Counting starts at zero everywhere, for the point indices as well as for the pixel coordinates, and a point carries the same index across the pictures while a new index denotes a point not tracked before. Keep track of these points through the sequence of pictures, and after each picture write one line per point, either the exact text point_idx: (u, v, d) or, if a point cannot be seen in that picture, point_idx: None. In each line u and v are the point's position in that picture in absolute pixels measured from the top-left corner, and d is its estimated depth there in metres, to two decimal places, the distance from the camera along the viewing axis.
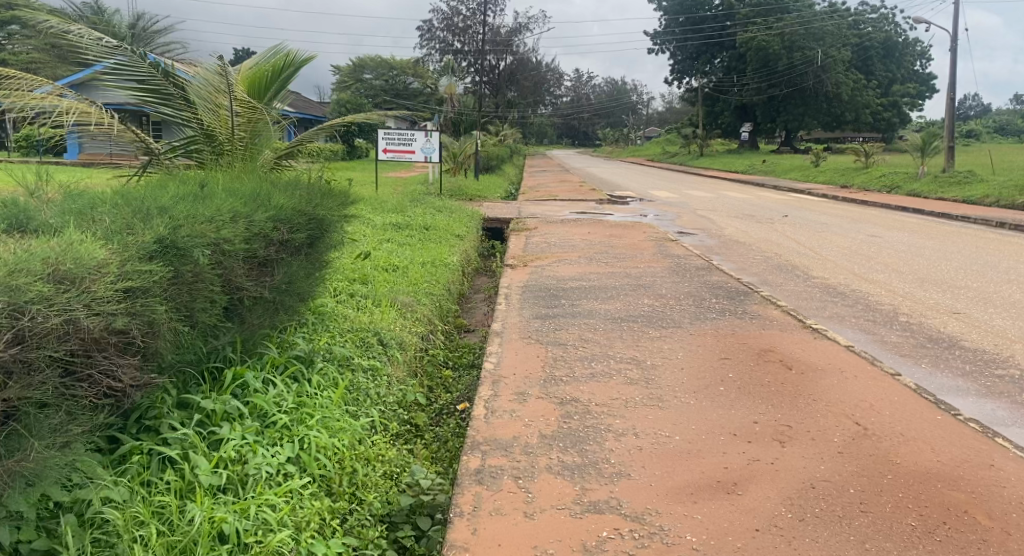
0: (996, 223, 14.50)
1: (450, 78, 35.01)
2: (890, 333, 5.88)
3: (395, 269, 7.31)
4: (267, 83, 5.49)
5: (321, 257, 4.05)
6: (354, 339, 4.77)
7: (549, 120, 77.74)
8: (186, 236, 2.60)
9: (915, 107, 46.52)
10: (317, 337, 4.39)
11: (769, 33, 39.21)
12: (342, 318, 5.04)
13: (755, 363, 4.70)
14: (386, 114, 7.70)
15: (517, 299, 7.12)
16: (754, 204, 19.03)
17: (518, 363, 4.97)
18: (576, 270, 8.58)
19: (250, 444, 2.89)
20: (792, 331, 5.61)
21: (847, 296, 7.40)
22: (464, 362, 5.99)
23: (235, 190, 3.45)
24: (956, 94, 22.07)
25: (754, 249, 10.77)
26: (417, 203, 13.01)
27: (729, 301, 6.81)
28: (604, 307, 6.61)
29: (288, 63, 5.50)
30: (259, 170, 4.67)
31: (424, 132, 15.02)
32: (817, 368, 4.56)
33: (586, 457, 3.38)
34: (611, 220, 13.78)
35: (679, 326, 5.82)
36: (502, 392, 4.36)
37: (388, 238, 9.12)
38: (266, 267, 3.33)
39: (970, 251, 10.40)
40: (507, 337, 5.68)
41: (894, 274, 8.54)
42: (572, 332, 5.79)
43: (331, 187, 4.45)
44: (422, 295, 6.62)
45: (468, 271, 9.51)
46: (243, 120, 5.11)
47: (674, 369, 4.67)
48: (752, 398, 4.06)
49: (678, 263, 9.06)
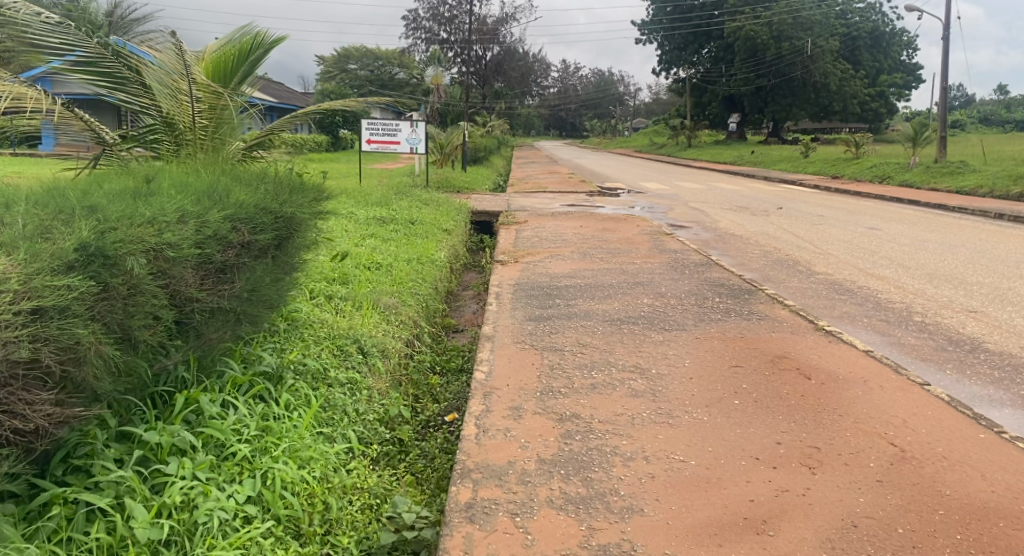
0: (994, 214, 14.22)
1: (435, 68, 34.44)
2: (907, 335, 5.54)
3: (377, 267, 6.88)
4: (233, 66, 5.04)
5: (292, 260, 3.61)
6: (331, 348, 4.36)
7: (536, 111, 77.14)
8: (118, 242, 2.18)
9: (903, 96, 46.42)
10: (288, 347, 3.96)
11: (757, 23, 38.88)
12: (317, 325, 4.61)
13: (768, 371, 4.32)
14: (374, 102, 7.24)
15: (508, 299, 6.72)
16: (746, 195, 18.67)
17: (512, 373, 4.56)
18: (569, 266, 8.18)
19: (203, 484, 2.47)
20: (804, 334, 5.25)
21: (855, 293, 7.04)
22: (452, 368, 5.61)
23: (189, 185, 3.01)
24: (947, 82, 21.80)
25: (753, 243, 10.42)
26: (402, 196, 12.54)
27: (733, 300, 6.42)
28: (602, 307, 6.22)
29: (257, 45, 5.03)
30: (224, 162, 4.25)
31: (409, 123, 14.57)
32: (837, 376, 4.19)
33: (592, 489, 2.99)
34: (603, 213, 13.38)
35: (683, 329, 5.45)
36: (495, 408, 3.95)
37: (372, 234, 8.67)
38: (224, 272, 2.90)
39: (974, 244, 10.07)
40: (499, 342, 5.28)
41: (900, 268, 8.20)
42: (570, 336, 5.38)
43: (303, 181, 4.02)
44: (406, 295, 6.21)
45: (456, 267, 9.10)
46: (204, 106, 4.70)
47: (683, 378, 4.28)
48: (769, 413, 3.69)
49: (675, 258, 8.68)
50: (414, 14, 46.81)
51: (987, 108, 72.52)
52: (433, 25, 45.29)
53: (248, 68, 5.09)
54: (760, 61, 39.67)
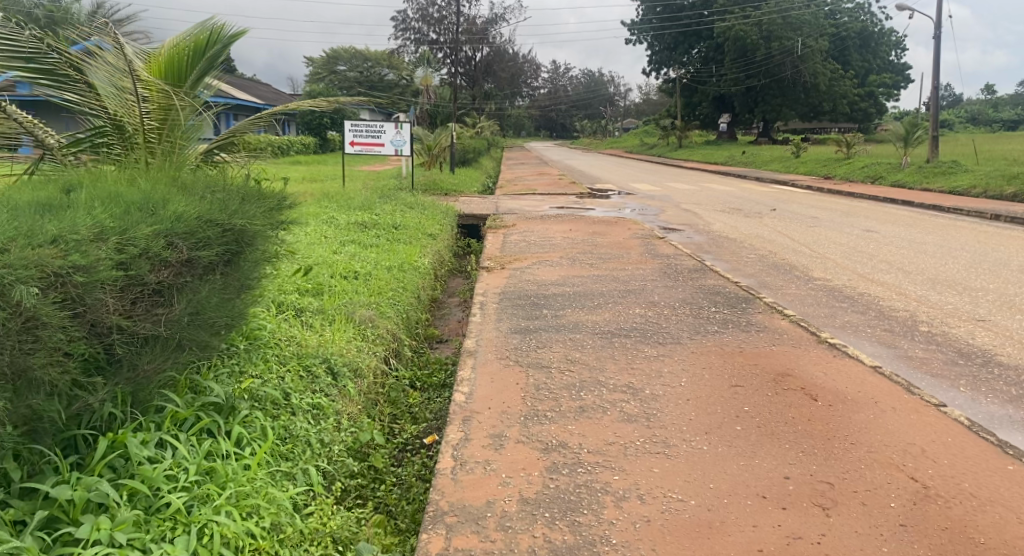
0: (991, 216, 13.97)
1: (424, 69, 34.17)
2: (914, 347, 5.24)
3: (355, 276, 6.53)
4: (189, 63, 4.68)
5: (247, 276, 3.26)
6: (297, 371, 4.02)
7: (527, 112, 76.90)
8: (5, 269, 1.97)
9: (893, 96, 46.35)
10: (245, 373, 3.62)
11: (746, 23, 38.69)
12: (284, 345, 4.27)
13: (770, 391, 4.01)
14: (356, 101, 6.90)
15: (493, 309, 6.38)
16: (738, 196, 18.38)
17: (494, 394, 4.21)
18: (558, 273, 7.84)
19: (118, 550, 2.18)
20: (806, 347, 4.93)
21: (856, 301, 6.73)
22: (433, 384, 5.30)
23: (119, 195, 2.67)
24: (939, 81, 21.59)
25: (747, 247, 10.12)
26: (386, 200, 12.19)
27: (730, 310, 6.09)
28: (591, 318, 5.89)
29: (215, 40, 4.68)
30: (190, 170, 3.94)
31: (394, 124, 14.21)
32: (845, 396, 3.86)
33: (579, 536, 2.66)
34: (592, 216, 13.08)
35: (678, 342, 5.13)
36: (475, 436, 3.61)
37: (352, 241, 8.30)
38: (159, 293, 2.56)
39: (974, 247, 9.79)
40: (481, 357, 4.94)
41: (901, 274, 7.90)
42: (558, 351, 5.03)
43: (261, 187, 3.66)
44: (385, 306, 5.87)
45: (441, 274, 8.75)
46: (153, 106, 4.35)
47: (679, 400, 3.95)
48: (774, 442, 3.36)
49: (668, 263, 8.36)
50: (403, 14, 46.44)
51: (976, 108, 72.70)
52: (422, 26, 44.95)
53: (206, 66, 4.73)
54: (750, 61, 39.48)
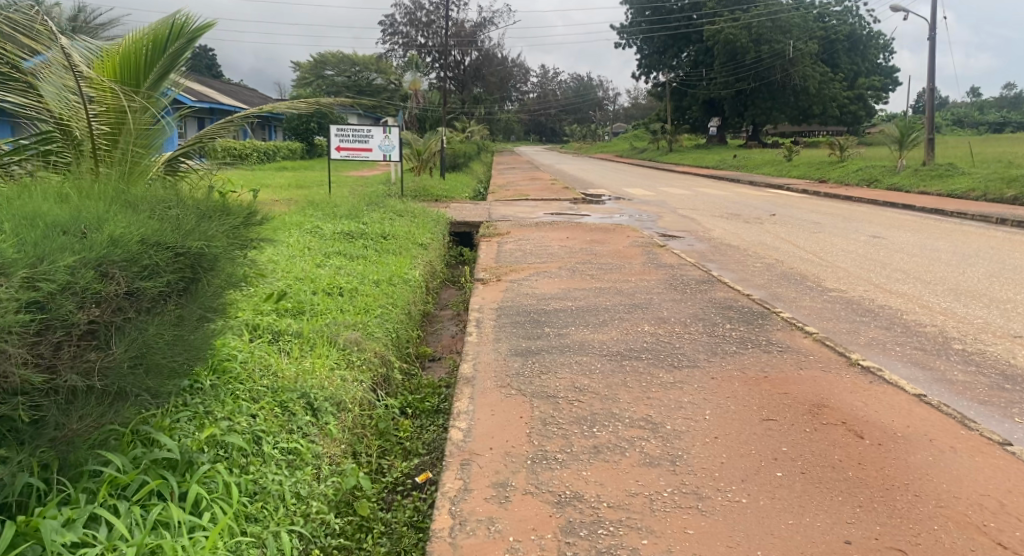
0: (996, 220, 13.61)
1: (414, 74, 33.76)
2: (952, 368, 4.80)
3: (341, 292, 6.05)
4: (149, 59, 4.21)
5: (211, 305, 2.78)
6: (271, 409, 3.55)
7: (516, 116, 76.57)
8: None
9: (882, 98, 46.14)
10: (206, 418, 3.15)
11: (735, 26, 38.33)
12: (259, 378, 3.79)
13: (808, 426, 3.56)
14: (345, 105, 6.41)
15: (490, 326, 5.92)
16: (736, 201, 17.98)
17: (496, 430, 3.73)
18: (557, 285, 7.38)
19: None
20: (837, 371, 4.48)
21: (878, 315, 6.29)
22: (425, 410, 4.89)
23: (42, 215, 2.21)
24: (934, 82, 21.27)
25: (751, 255, 9.69)
26: (374, 207, 11.70)
27: (746, 326, 5.64)
28: (598, 337, 5.42)
29: (178, 32, 4.21)
30: (154, 182, 3.50)
31: (382, 129, 13.56)
32: (894, 433, 3.41)
33: None
34: (588, 223, 12.63)
35: (695, 365, 4.67)
36: (475, 487, 3.12)
37: (338, 252, 7.81)
38: (92, 334, 2.13)
39: (988, 254, 9.39)
40: (479, 385, 4.47)
41: (920, 284, 7.48)
42: (564, 377, 4.54)
43: (226, 200, 3.18)
44: (372, 324, 5.39)
45: (432, 285, 8.28)
46: (102, 108, 3.89)
47: (707, 438, 3.48)
48: (821, 493, 2.92)
49: (673, 273, 7.91)
50: (391, 19, 45.95)
51: (963, 111, 72.62)
52: (411, 30, 44.57)
53: (170, 63, 4.26)
54: (740, 64, 39.16)
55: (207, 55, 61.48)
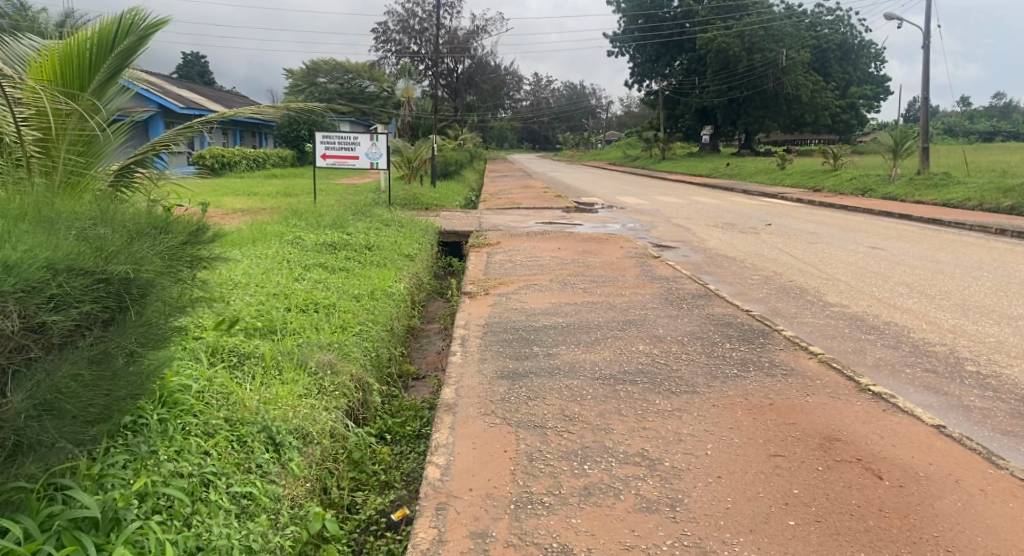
0: (996, 231, 13.34)
1: (407, 82, 33.50)
2: (968, 393, 4.48)
3: (317, 308, 5.69)
4: (93, 58, 3.88)
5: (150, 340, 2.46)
6: (227, 445, 3.21)
7: (508, 124, 76.33)
8: None
9: (874, 107, 46.05)
10: (144, 463, 2.81)
11: (728, 35, 38.17)
12: (216, 409, 3.45)
13: (819, 464, 3.23)
14: (328, 109, 6.09)
15: (476, 344, 5.58)
16: (731, 211, 17.69)
17: (477, 467, 3.41)
18: (547, 300, 7.05)
19: None
20: (845, 397, 4.16)
21: (884, 332, 5.98)
22: (405, 436, 4.56)
23: None
24: (928, 90, 21.07)
25: (748, 267, 9.38)
26: (360, 217, 11.36)
27: (747, 346, 5.30)
28: (589, 358, 5.09)
29: (126, 29, 3.90)
30: (99, 195, 3.21)
31: (369, 136, 13.22)
32: (915, 473, 3.09)
33: None
34: (580, 232, 12.30)
35: (694, 390, 4.34)
36: (451, 538, 2.81)
37: (318, 264, 7.46)
38: None
39: (991, 266, 9.10)
40: (462, 412, 4.13)
41: (925, 299, 7.17)
42: (552, 404, 4.20)
43: (167, 217, 2.83)
44: (348, 343, 5.03)
45: (418, 298, 7.95)
46: (30, 111, 3.58)
47: (709, 478, 3.16)
48: (837, 548, 2.62)
49: (668, 287, 7.60)
50: (382, 27, 45.72)
51: (954, 120, 72.73)
52: (403, 38, 44.72)
53: (118, 61, 3.94)
54: (732, 73, 39.04)
55: (199, 62, 61.22)
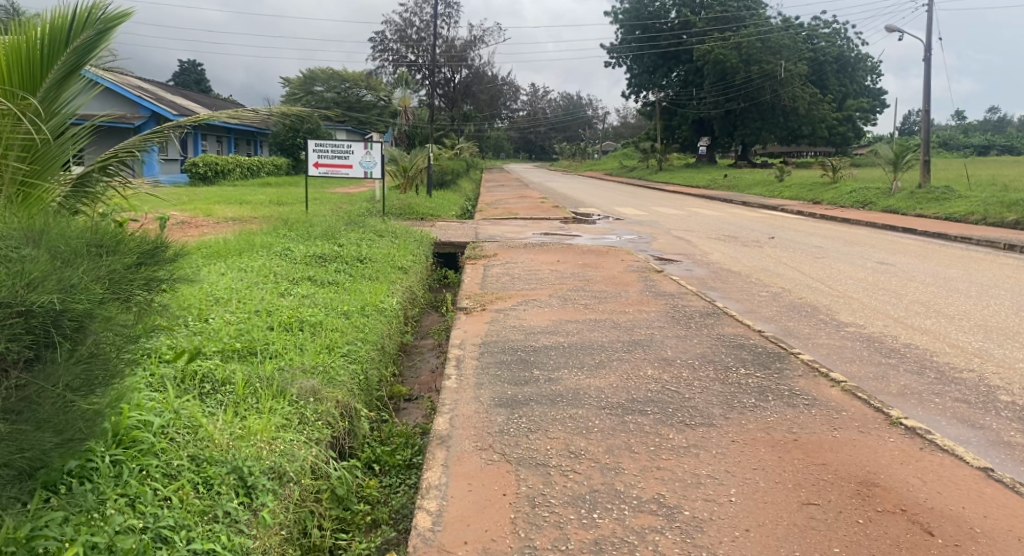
0: (1004, 246, 13.02)
1: (404, 91, 33.19)
2: (1006, 427, 4.13)
3: (303, 327, 5.32)
4: (45, 55, 3.38)
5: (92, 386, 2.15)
6: (191, 489, 2.83)
7: (504, 134, 76.09)
8: None
9: (871, 120, 45.88)
10: (87, 521, 2.46)
11: (725, 46, 38.01)
12: (181, 447, 3.08)
13: (859, 516, 2.90)
14: (321, 117, 5.70)
15: (472, 366, 5.21)
16: (732, 223, 17.35)
17: (472, 514, 3.05)
18: (546, 317, 6.69)
19: None
20: (875, 432, 3.81)
21: (905, 356, 5.62)
22: (394, 467, 4.19)
23: None
24: (929, 103, 20.81)
25: (754, 282, 9.03)
26: (353, 227, 10.98)
27: (763, 372, 4.94)
28: (594, 383, 4.72)
29: (82, 21, 3.42)
30: (45, 212, 2.87)
31: (363, 144, 12.85)
32: (969, 533, 2.76)
33: None
34: (580, 244, 11.94)
35: (711, 423, 3.98)
36: None
37: (306, 277, 7.08)
38: None
39: (1006, 284, 8.77)
40: (456, 447, 3.75)
41: (944, 319, 6.83)
42: (556, 438, 3.82)
43: (115, 235, 2.51)
44: (335, 365, 4.65)
45: (412, 313, 7.58)
46: None
47: (737, 531, 2.82)
48: None
49: (674, 304, 7.24)
50: (378, 35, 45.50)
51: (949, 134, 72.77)
52: (400, 47, 44.59)
53: (73, 58, 3.45)
54: (729, 84, 38.88)
55: (195, 69, 60.91)
